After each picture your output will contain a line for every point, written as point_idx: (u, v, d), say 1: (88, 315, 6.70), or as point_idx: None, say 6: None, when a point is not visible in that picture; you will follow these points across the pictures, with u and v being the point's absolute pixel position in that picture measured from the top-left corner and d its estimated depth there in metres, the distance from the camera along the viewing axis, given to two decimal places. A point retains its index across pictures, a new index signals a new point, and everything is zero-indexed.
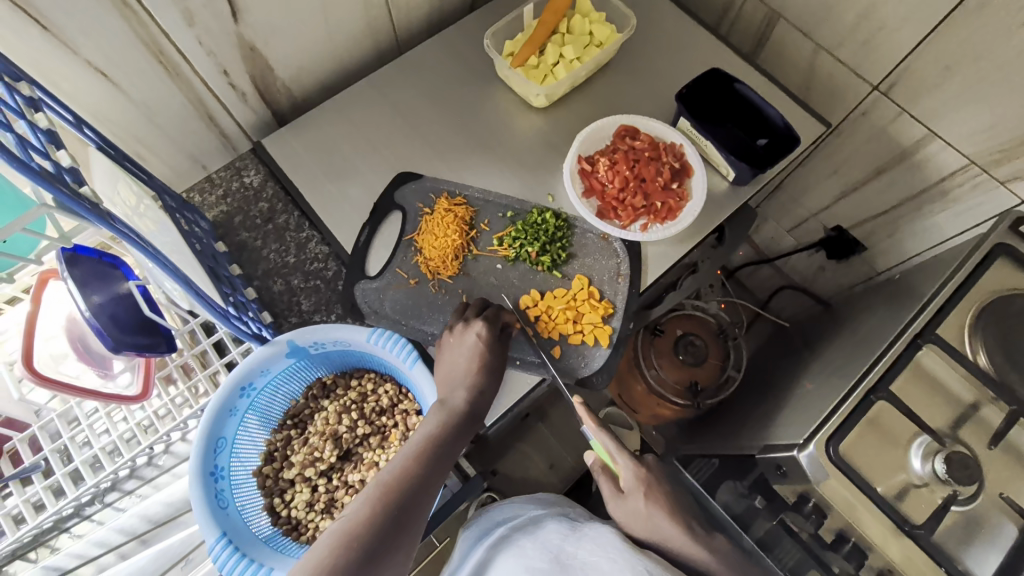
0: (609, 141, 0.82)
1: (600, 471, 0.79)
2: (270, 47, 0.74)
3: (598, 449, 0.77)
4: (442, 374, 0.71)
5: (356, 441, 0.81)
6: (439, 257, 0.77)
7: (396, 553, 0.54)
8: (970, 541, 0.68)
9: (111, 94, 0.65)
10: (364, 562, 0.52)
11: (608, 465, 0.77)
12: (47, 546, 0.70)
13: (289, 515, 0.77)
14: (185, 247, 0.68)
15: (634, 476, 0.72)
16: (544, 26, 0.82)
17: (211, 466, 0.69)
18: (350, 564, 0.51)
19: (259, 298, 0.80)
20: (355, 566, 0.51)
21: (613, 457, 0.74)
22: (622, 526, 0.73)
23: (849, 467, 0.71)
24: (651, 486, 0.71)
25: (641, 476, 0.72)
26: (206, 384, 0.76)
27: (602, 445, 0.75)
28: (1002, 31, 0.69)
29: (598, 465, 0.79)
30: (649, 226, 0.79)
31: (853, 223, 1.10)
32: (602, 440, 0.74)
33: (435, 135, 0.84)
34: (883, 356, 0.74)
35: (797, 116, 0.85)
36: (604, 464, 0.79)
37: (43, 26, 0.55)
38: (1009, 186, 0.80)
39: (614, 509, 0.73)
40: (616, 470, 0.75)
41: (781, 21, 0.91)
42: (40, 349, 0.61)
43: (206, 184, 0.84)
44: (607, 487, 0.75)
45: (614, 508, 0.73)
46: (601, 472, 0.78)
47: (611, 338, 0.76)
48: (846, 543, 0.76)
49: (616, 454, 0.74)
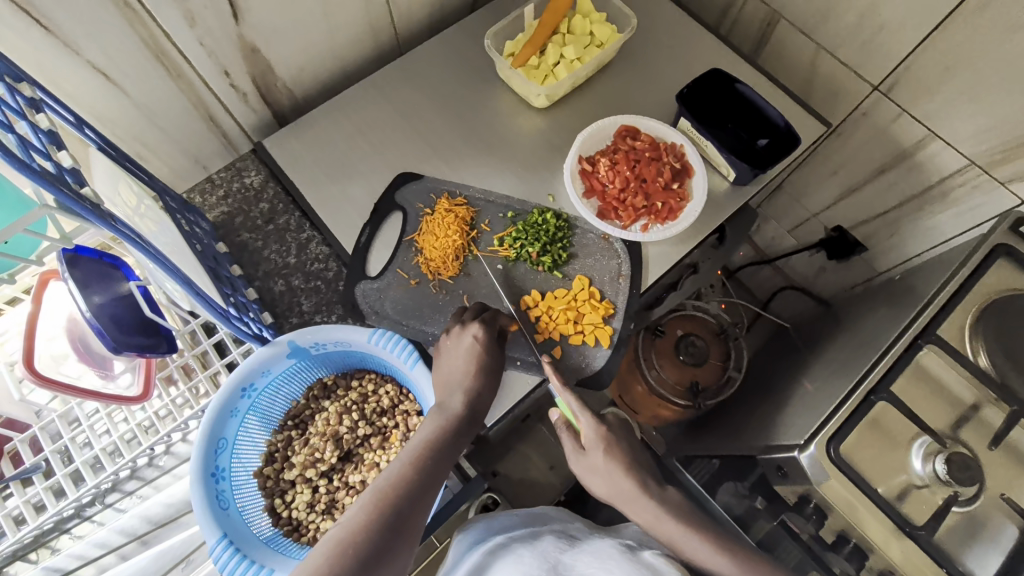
0: (610, 141, 0.82)
1: (563, 426, 0.79)
2: (271, 48, 0.74)
3: (560, 405, 0.76)
4: (438, 377, 0.71)
5: (357, 441, 0.81)
6: (439, 257, 0.77)
7: (395, 557, 0.53)
8: (970, 542, 0.68)
9: (112, 94, 0.65)
10: (364, 566, 0.51)
11: (571, 421, 0.77)
12: (48, 547, 0.71)
13: (290, 516, 0.77)
14: (186, 247, 0.68)
15: (595, 434, 0.72)
16: (545, 26, 0.82)
17: (211, 467, 0.69)
18: (350, 568, 0.50)
19: (260, 298, 0.80)
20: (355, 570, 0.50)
21: (576, 415, 0.74)
22: (584, 481, 0.75)
23: (850, 468, 0.71)
24: (611, 443, 0.72)
25: (602, 434, 0.72)
26: (207, 385, 0.76)
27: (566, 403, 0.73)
28: (1003, 32, 0.69)
29: (562, 420, 0.78)
30: (650, 227, 0.79)
31: (853, 224, 1.10)
32: (566, 399, 0.72)
33: (436, 136, 0.84)
34: (884, 356, 0.74)
35: (798, 117, 0.85)
36: (568, 421, 0.78)
37: (44, 26, 0.55)
38: (1010, 186, 0.80)
39: (574, 463, 0.75)
40: (578, 427, 0.75)
41: (782, 22, 0.92)
42: (41, 350, 0.61)
43: (207, 185, 0.84)
44: (568, 442, 0.76)
45: (575, 462, 0.75)
46: (564, 429, 0.78)
47: (612, 339, 0.75)
48: (847, 544, 0.76)
49: (579, 413, 0.73)
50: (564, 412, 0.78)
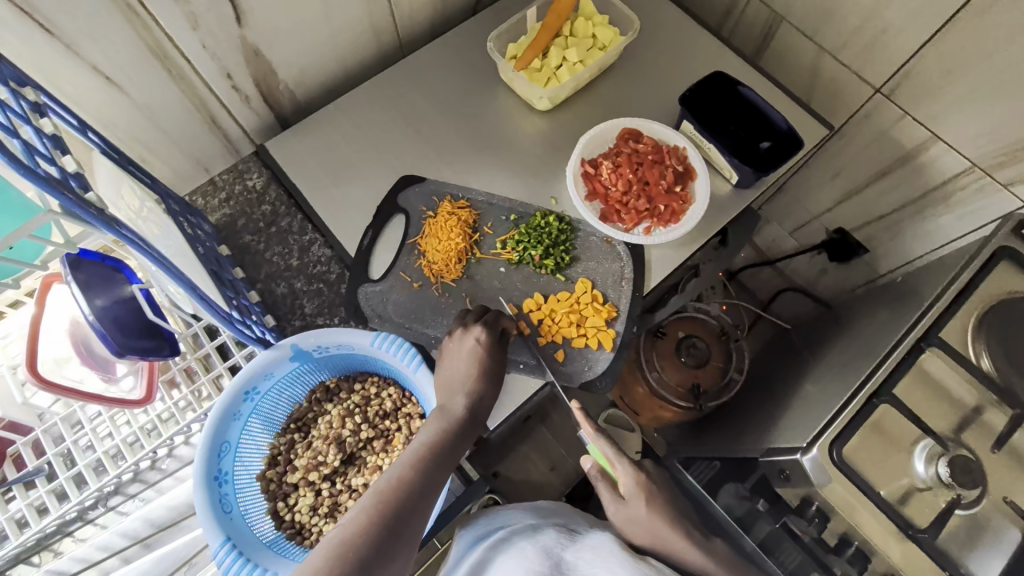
0: (613, 144, 0.82)
1: (599, 477, 0.81)
2: (274, 50, 0.74)
3: (597, 454, 0.79)
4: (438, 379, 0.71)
5: (359, 444, 0.81)
6: (442, 260, 0.77)
7: (394, 563, 0.53)
8: (973, 545, 0.68)
9: (114, 97, 0.65)
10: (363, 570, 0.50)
11: (607, 470, 0.80)
12: (50, 550, 0.70)
13: (292, 519, 0.77)
14: (189, 250, 0.68)
15: (633, 483, 0.73)
16: (547, 28, 0.81)
17: (214, 470, 0.70)
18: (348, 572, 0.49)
19: (262, 301, 0.80)
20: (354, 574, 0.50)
21: (612, 463, 0.76)
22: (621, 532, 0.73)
23: (853, 471, 0.71)
24: (649, 491, 0.73)
25: (639, 481, 0.73)
26: (210, 388, 0.76)
27: (601, 450, 0.76)
28: (1006, 34, 0.69)
29: (596, 468, 0.81)
30: (652, 230, 0.79)
31: (855, 226, 1.10)
32: (600, 445, 0.76)
33: (439, 138, 0.84)
34: (887, 359, 0.74)
35: (800, 119, 0.85)
36: (603, 469, 0.81)
37: (46, 29, 0.55)
38: (1012, 189, 0.80)
39: (613, 513, 0.75)
40: (616, 476, 0.77)
41: (784, 24, 0.91)
42: (45, 352, 0.62)
43: (209, 187, 0.84)
44: (606, 493, 0.77)
45: (614, 511, 0.74)
46: (600, 478, 0.80)
47: (615, 342, 0.75)
48: (850, 546, 0.76)
49: (615, 461, 0.76)
50: (600, 461, 0.81)
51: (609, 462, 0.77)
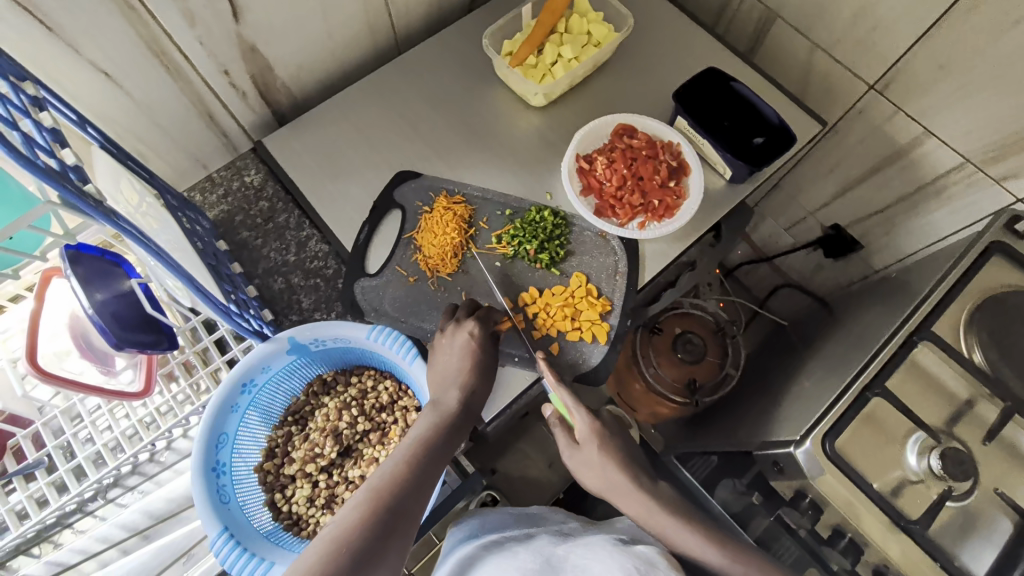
0: (607, 140, 0.83)
1: (556, 421, 0.80)
2: (271, 47, 0.75)
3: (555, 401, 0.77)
4: (432, 377, 0.72)
5: (356, 437, 0.81)
6: (438, 255, 0.78)
7: (392, 553, 0.53)
8: (965, 536, 0.68)
9: (112, 93, 0.66)
10: (361, 562, 0.50)
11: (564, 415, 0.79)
12: (50, 542, 0.71)
13: (290, 510, 0.78)
14: (188, 244, 0.69)
15: (589, 430, 0.74)
16: (542, 25, 0.82)
17: (212, 462, 0.70)
18: (346, 564, 0.49)
19: (260, 295, 0.80)
20: (351, 566, 0.49)
21: (570, 411, 0.75)
22: (577, 474, 0.77)
23: (846, 463, 0.71)
24: (603, 437, 0.74)
25: (595, 430, 0.74)
26: (208, 381, 0.77)
27: (560, 399, 0.74)
28: (997, 29, 0.69)
29: (556, 416, 0.80)
30: (646, 224, 0.79)
31: (850, 222, 1.11)
32: (560, 395, 0.73)
33: (435, 134, 0.85)
34: (879, 352, 0.75)
35: (794, 115, 0.85)
36: (561, 415, 0.80)
37: (45, 24, 0.56)
38: (1004, 184, 0.81)
39: (568, 457, 0.77)
40: (572, 422, 0.76)
41: (778, 21, 0.92)
42: (44, 347, 0.62)
43: (207, 183, 0.84)
44: (562, 438, 0.78)
45: (568, 457, 0.77)
46: (558, 423, 0.79)
47: (609, 335, 0.76)
48: (842, 538, 0.77)
49: (573, 409, 0.74)
50: (559, 408, 0.79)
51: (567, 409, 0.76)
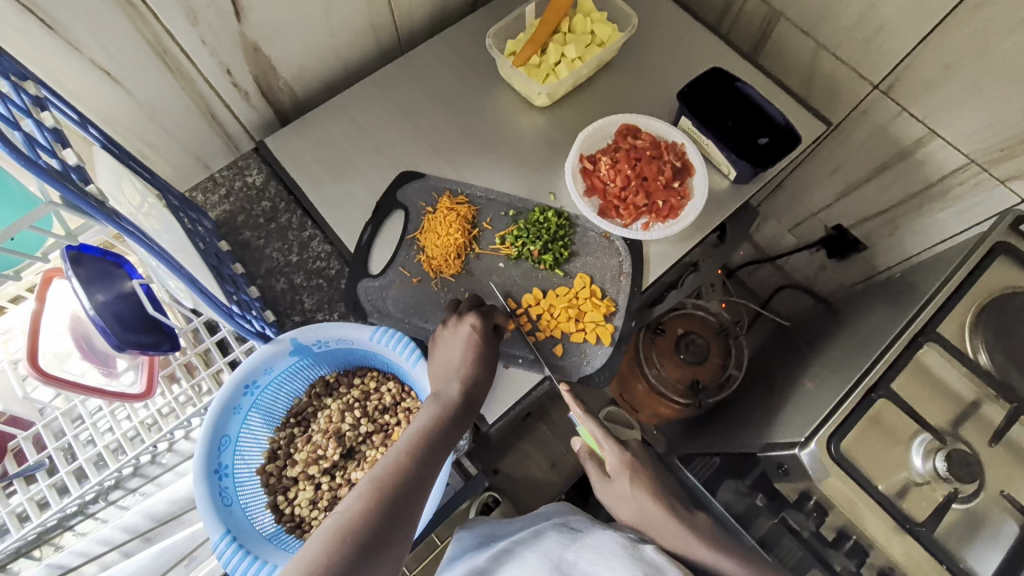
0: (611, 140, 0.83)
1: (588, 457, 0.82)
2: (273, 46, 0.74)
3: (586, 436, 0.80)
4: (433, 372, 0.70)
5: (359, 439, 0.81)
6: (441, 255, 0.78)
7: (393, 550, 0.52)
8: (971, 538, 0.68)
9: (114, 92, 0.66)
10: (362, 556, 0.50)
11: (596, 450, 0.81)
12: (51, 544, 0.71)
13: (292, 512, 0.77)
14: (190, 245, 0.68)
15: (618, 462, 0.75)
16: (546, 25, 0.82)
17: (214, 464, 0.70)
18: (347, 558, 0.49)
19: (262, 296, 0.80)
20: (352, 560, 0.49)
21: (600, 443, 0.77)
22: (611, 508, 0.77)
23: (851, 466, 0.71)
24: (635, 469, 0.74)
25: (625, 462, 0.74)
26: (209, 382, 0.76)
27: (589, 432, 0.76)
28: (1002, 29, 0.69)
29: (587, 451, 0.82)
30: (650, 225, 0.79)
31: (853, 222, 1.10)
32: (589, 427, 0.76)
33: (438, 134, 0.84)
34: (885, 353, 0.74)
35: (798, 115, 0.85)
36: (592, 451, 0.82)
37: (47, 24, 0.55)
38: (1009, 184, 0.81)
39: (600, 492, 0.78)
40: (604, 456, 0.78)
41: (782, 20, 0.92)
42: (46, 347, 0.62)
43: (208, 182, 0.84)
44: (595, 472, 0.79)
45: (600, 490, 0.78)
46: (589, 459, 0.81)
47: (613, 336, 0.76)
48: (847, 540, 0.76)
49: (603, 442, 0.76)
50: (590, 444, 0.81)
51: (597, 443, 0.78)
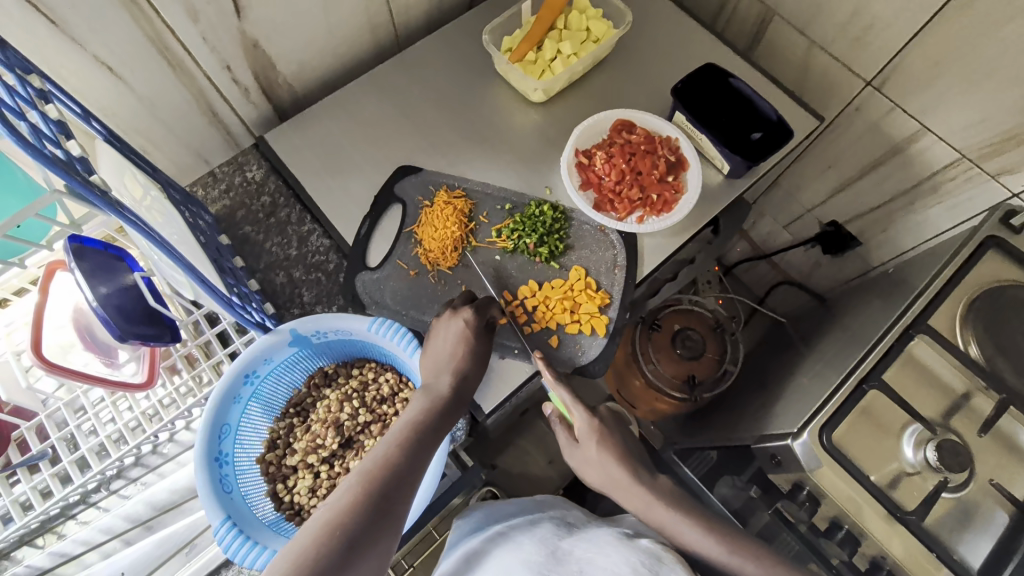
0: (606, 135, 0.84)
1: (557, 421, 0.82)
2: (273, 43, 0.75)
3: (554, 400, 0.79)
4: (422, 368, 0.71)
5: (357, 428, 0.82)
6: (438, 248, 0.79)
7: (383, 540, 0.52)
8: (963, 528, 0.69)
9: (117, 88, 0.67)
10: (351, 548, 0.50)
11: (565, 414, 0.80)
12: (54, 533, 0.72)
13: (291, 500, 0.79)
14: (192, 238, 0.69)
15: (588, 427, 0.75)
16: (541, 22, 0.83)
17: (215, 452, 0.71)
18: (335, 551, 0.49)
19: (261, 289, 0.81)
20: (341, 552, 0.49)
21: (569, 408, 0.76)
22: (580, 473, 0.78)
23: (843, 456, 0.72)
24: (603, 433, 0.75)
25: (595, 427, 0.75)
26: (210, 374, 0.77)
27: (558, 397, 0.75)
28: (991, 26, 0.70)
29: (556, 415, 0.82)
30: (644, 219, 0.80)
31: (848, 218, 1.11)
32: (558, 393, 0.74)
33: (436, 130, 0.85)
34: (876, 345, 0.75)
35: (791, 111, 0.86)
36: (560, 413, 0.82)
37: (51, 20, 0.56)
38: (1000, 179, 0.82)
39: (570, 456, 0.78)
40: (572, 419, 0.77)
41: (776, 18, 0.93)
42: (49, 338, 0.63)
43: (209, 178, 0.85)
44: (563, 435, 0.79)
45: (570, 455, 0.78)
46: (559, 422, 0.81)
47: (608, 328, 0.77)
48: (840, 530, 0.77)
49: (571, 405, 0.75)
50: (559, 408, 0.81)
51: (566, 407, 0.77)
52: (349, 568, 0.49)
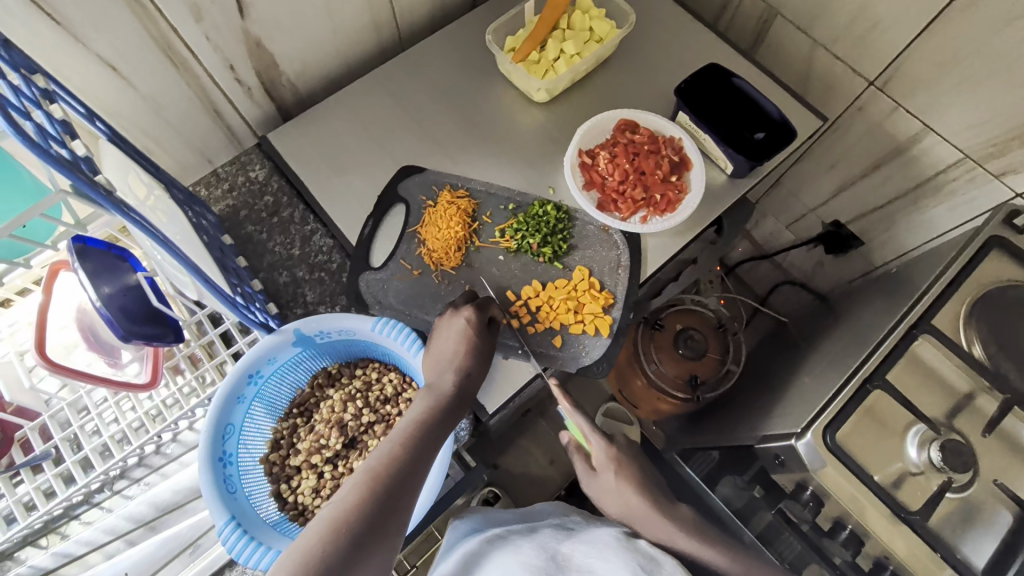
0: (609, 135, 0.84)
1: (575, 450, 0.83)
2: (275, 43, 0.75)
3: (572, 430, 0.80)
4: (425, 364, 0.71)
5: (361, 428, 0.82)
6: (442, 248, 0.78)
7: (388, 536, 0.52)
8: (967, 528, 0.69)
9: (120, 88, 0.67)
10: (356, 546, 0.50)
11: (583, 443, 0.81)
12: (57, 533, 0.73)
13: (295, 500, 0.79)
14: (195, 237, 0.69)
15: (605, 456, 0.75)
16: (545, 21, 0.83)
17: (219, 452, 0.71)
18: (341, 548, 0.49)
19: (265, 289, 0.81)
20: (347, 549, 0.49)
21: (587, 437, 0.77)
22: (600, 504, 0.77)
23: (846, 456, 0.72)
24: (621, 464, 0.75)
25: (612, 456, 0.75)
26: (214, 374, 0.77)
27: (576, 425, 0.76)
28: (995, 25, 0.70)
29: (574, 444, 0.83)
30: (648, 219, 0.80)
31: (850, 218, 1.11)
32: (576, 421, 0.76)
33: (439, 130, 0.85)
34: (880, 345, 0.75)
35: (795, 110, 0.86)
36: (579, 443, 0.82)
37: (56, 20, 0.56)
38: (1004, 179, 0.82)
39: (587, 485, 0.78)
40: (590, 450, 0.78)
41: (779, 18, 0.93)
42: (53, 338, 0.63)
43: (212, 178, 0.85)
44: (582, 464, 0.80)
45: (587, 484, 0.78)
46: (576, 452, 0.82)
47: (611, 328, 0.77)
48: (843, 530, 0.77)
49: (590, 434, 0.76)
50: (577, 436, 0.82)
51: (584, 437, 0.78)
52: (354, 566, 0.49)
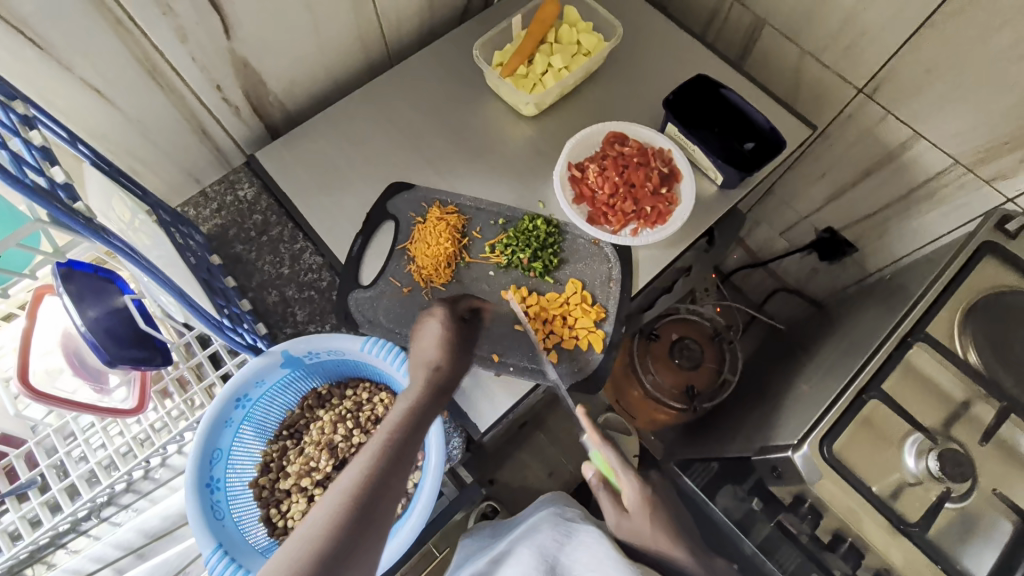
0: (599, 148, 0.83)
1: (600, 484, 0.76)
2: (262, 62, 0.75)
3: (600, 464, 0.77)
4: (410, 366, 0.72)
5: (351, 450, 0.81)
6: (432, 265, 0.78)
7: (371, 538, 0.50)
8: (967, 539, 0.68)
9: (105, 111, 0.66)
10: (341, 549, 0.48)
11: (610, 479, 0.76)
12: (43, 563, 0.71)
13: (285, 525, 0.78)
14: (180, 259, 0.68)
15: (637, 496, 0.70)
16: (531, 37, 0.83)
17: (206, 477, 0.70)
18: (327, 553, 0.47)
19: (254, 309, 0.80)
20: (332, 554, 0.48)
21: (616, 473, 0.74)
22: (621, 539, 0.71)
23: (844, 467, 0.71)
24: (655, 505, 0.70)
25: (645, 497, 0.70)
26: (203, 397, 0.76)
27: (605, 458, 0.75)
28: (980, 33, 0.70)
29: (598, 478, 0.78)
30: (639, 231, 0.79)
31: (843, 225, 1.11)
32: (604, 453, 0.74)
33: (428, 146, 0.85)
34: (875, 354, 0.75)
35: (784, 119, 0.86)
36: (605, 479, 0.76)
37: (37, 45, 0.56)
38: (994, 184, 0.82)
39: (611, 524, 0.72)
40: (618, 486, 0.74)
41: (766, 27, 0.93)
42: (36, 364, 0.61)
43: (200, 198, 0.84)
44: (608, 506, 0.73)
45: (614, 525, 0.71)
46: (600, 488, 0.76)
47: (604, 342, 0.76)
48: (843, 543, 0.76)
49: (619, 468, 0.73)
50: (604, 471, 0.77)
51: (613, 473, 0.75)
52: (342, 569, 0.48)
